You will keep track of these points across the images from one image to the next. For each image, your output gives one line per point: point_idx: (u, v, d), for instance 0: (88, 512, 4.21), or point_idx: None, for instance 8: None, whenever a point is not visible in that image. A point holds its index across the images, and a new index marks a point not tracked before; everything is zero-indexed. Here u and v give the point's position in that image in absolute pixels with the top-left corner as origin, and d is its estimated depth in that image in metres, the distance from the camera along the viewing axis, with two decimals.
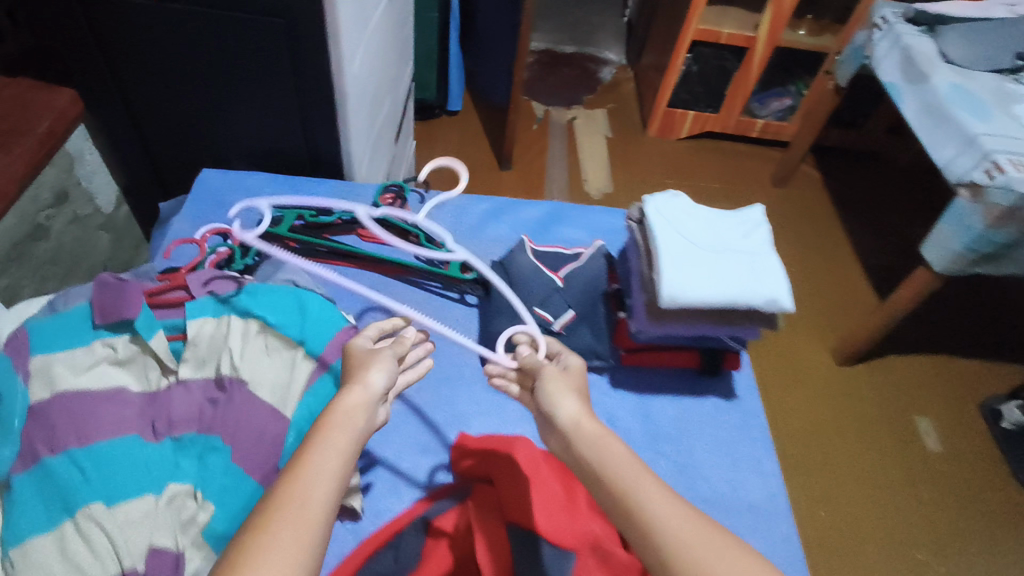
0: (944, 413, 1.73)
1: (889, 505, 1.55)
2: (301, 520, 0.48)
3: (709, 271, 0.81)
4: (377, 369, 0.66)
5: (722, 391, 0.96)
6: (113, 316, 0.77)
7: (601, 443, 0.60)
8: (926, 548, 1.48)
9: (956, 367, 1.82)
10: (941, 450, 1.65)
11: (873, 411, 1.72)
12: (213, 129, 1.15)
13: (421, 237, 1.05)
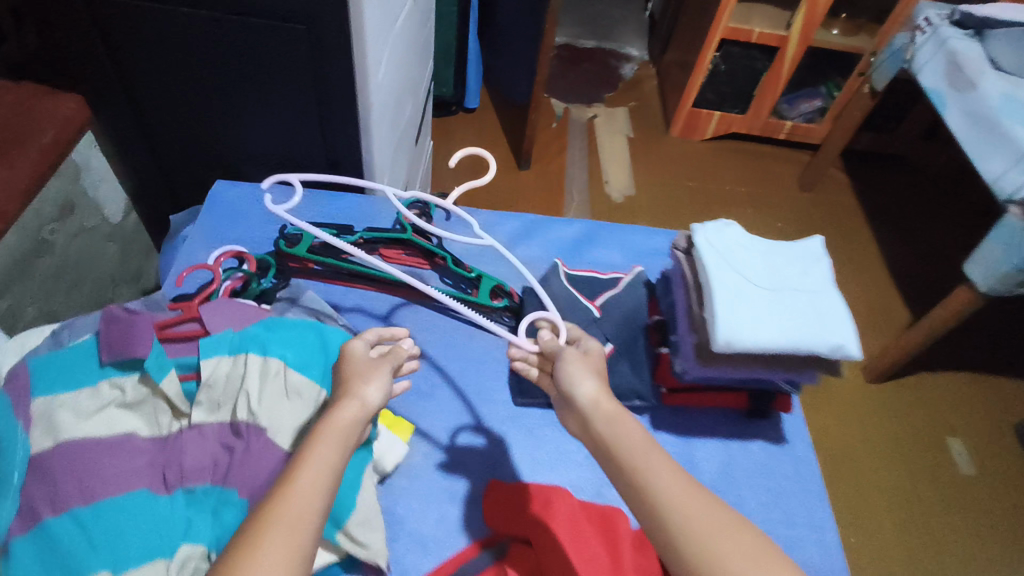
0: (980, 435, 1.65)
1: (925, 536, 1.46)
2: (293, 523, 0.51)
3: (764, 310, 0.75)
4: (371, 377, 0.67)
5: (771, 435, 0.89)
6: (121, 354, 0.71)
7: (614, 432, 0.61)
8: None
9: (993, 387, 1.73)
10: (975, 474, 1.58)
11: (907, 433, 1.64)
12: (226, 137, 1.08)
13: (448, 259, 0.98)
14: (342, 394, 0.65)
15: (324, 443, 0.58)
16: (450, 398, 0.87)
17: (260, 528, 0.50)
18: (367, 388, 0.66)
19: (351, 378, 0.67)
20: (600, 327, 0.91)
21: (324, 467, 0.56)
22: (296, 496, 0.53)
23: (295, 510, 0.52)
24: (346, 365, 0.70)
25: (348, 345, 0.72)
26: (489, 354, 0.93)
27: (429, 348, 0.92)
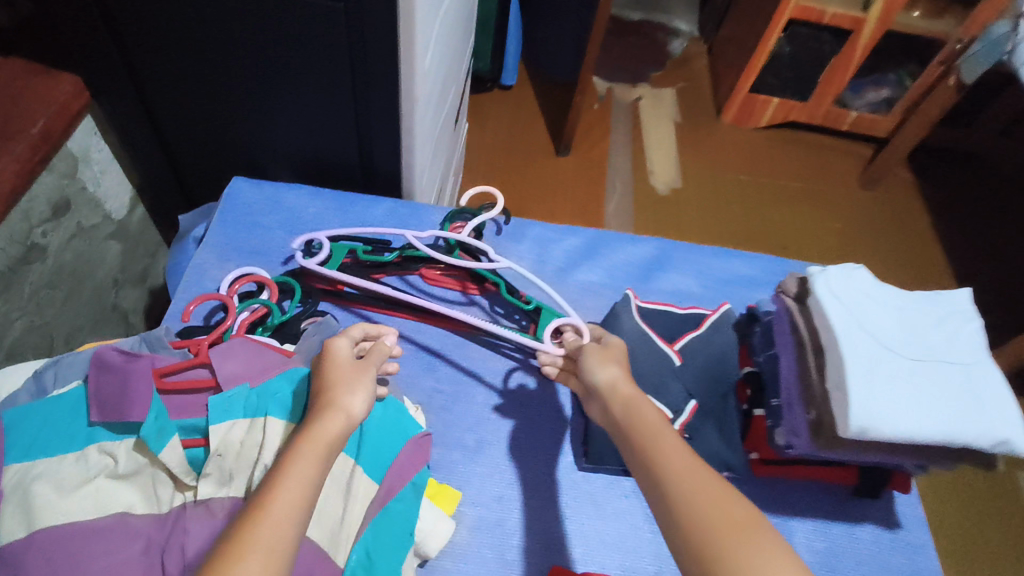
0: None
1: None
2: (268, 540, 0.42)
3: (889, 376, 0.61)
4: (359, 381, 0.57)
5: (883, 518, 0.74)
6: (114, 415, 0.59)
7: (628, 410, 0.58)
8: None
9: None
10: None
11: None
12: (245, 128, 0.93)
13: (500, 286, 0.84)
14: (321, 404, 0.54)
15: (304, 448, 0.49)
16: (503, 458, 0.73)
17: (230, 550, 0.41)
18: (352, 397, 0.55)
19: (335, 386, 0.55)
20: (681, 379, 0.76)
21: (304, 472, 0.47)
22: (272, 505, 0.44)
23: (272, 525, 0.43)
24: (322, 372, 0.58)
25: (329, 345, 0.60)
26: (548, 403, 0.78)
27: (479, 394, 0.78)
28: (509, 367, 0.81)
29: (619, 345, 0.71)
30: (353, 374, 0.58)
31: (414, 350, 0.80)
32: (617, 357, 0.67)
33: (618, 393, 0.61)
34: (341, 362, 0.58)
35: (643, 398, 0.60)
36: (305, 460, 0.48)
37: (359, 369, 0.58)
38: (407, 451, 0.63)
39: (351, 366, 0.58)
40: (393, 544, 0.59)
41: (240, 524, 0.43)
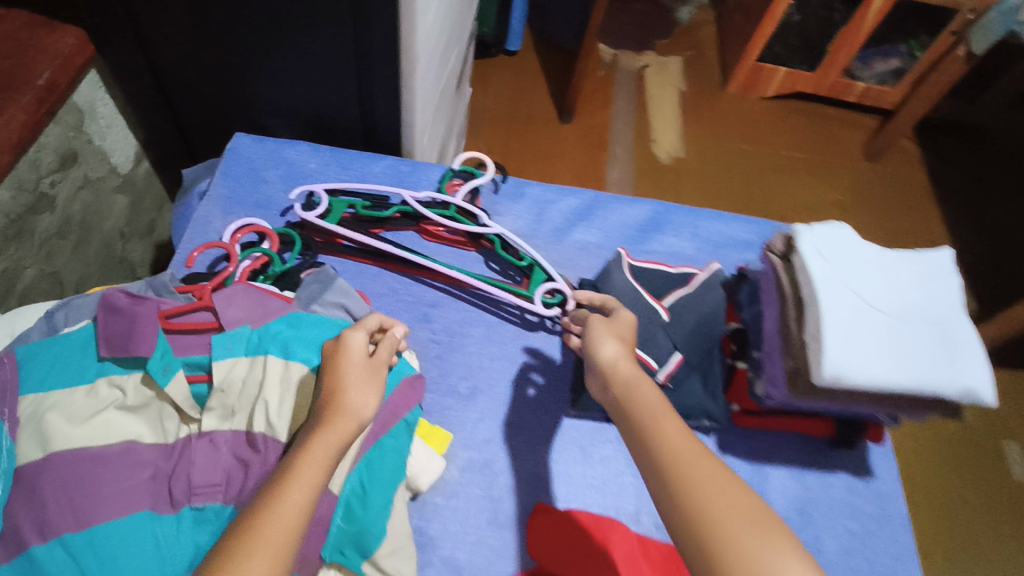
0: None
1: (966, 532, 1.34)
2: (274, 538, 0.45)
3: (867, 335, 0.63)
4: (369, 385, 0.59)
5: (856, 466, 0.78)
6: (120, 352, 0.61)
7: (634, 396, 0.59)
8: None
9: None
10: None
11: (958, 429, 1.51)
12: (248, 84, 0.95)
13: (495, 244, 0.86)
14: (331, 401, 0.57)
15: (311, 450, 0.52)
16: (493, 404, 0.77)
17: (239, 546, 0.44)
18: (363, 401, 0.57)
19: (346, 387, 0.58)
20: (669, 333, 0.79)
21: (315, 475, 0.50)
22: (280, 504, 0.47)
23: (278, 523, 0.46)
24: (332, 366, 0.60)
25: (345, 337, 0.62)
26: (539, 355, 0.81)
27: (472, 344, 0.80)
28: (502, 322, 0.83)
29: (629, 319, 0.71)
30: (364, 374, 0.60)
31: (410, 303, 0.83)
32: (626, 336, 0.67)
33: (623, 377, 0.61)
34: (353, 359, 0.60)
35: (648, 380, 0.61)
36: (312, 462, 0.51)
37: (370, 373, 0.60)
38: (400, 393, 0.66)
39: (362, 366, 0.60)
40: (386, 477, 0.62)
41: (250, 517, 0.46)
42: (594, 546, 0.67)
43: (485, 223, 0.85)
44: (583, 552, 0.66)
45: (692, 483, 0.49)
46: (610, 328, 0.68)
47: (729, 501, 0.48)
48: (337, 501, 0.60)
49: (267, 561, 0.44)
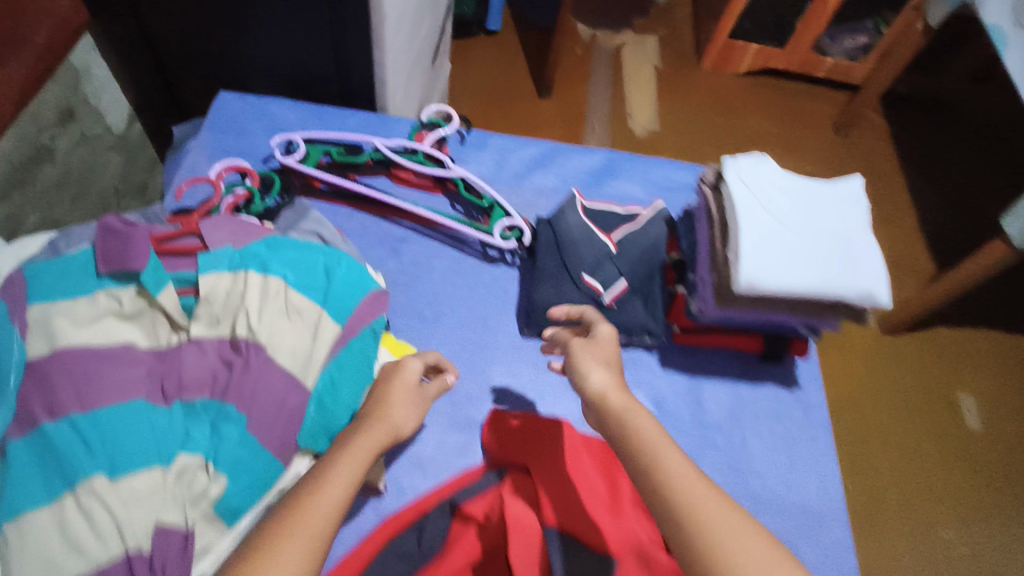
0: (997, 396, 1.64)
1: (913, 471, 1.51)
2: (312, 524, 0.48)
3: (782, 248, 0.71)
4: (409, 408, 0.64)
5: (782, 379, 0.86)
6: (117, 266, 0.70)
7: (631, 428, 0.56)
8: (953, 528, 1.44)
9: (1007, 344, 1.71)
10: (981, 429, 1.59)
11: (910, 380, 1.64)
12: (231, 44, 1.02)
13: (459, 186, 0.93)
14: (373, 414, 0.62)
15: (352, 451, 0.56)
16: (455, 325, 0.85)
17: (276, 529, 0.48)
18: (400, 417, 0.63)
19: (390, 403, 0.63)
20: (615, 263, 0.86)
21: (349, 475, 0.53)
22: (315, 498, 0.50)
23: (317, 511, 0.49)
24: (382, 386, 0.66)
25: (404, 362, 0.67)
26: (499, 285, 0.89)
27: (437, 275, 0.89)
28: (465, 256, 0.91)
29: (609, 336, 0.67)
30: (406, 398, 0.65)
31: (381, 239, 0.91)
32: (611, 358, 0.64)
33: (615, 406, 0.59)
34: (403, 383, 0.66)
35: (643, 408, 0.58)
36: (347, 462, 0.55)
37: (415, 402, 0.66)
38: (366, 304, 0.74)
39: (408, 390, 0.66)
40: (354, 376, 0.71)
41: (287, 509, 0.49)
42: (540, 436, 0.76)
43: (449, 167, 0.93)
44: (529, 441, 0.75)
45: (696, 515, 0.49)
46: (598, 347, 0.65)
47: (741, 549, 0.47)
48: (310, 396, 0.69)
49: (304, 538, 0.47)
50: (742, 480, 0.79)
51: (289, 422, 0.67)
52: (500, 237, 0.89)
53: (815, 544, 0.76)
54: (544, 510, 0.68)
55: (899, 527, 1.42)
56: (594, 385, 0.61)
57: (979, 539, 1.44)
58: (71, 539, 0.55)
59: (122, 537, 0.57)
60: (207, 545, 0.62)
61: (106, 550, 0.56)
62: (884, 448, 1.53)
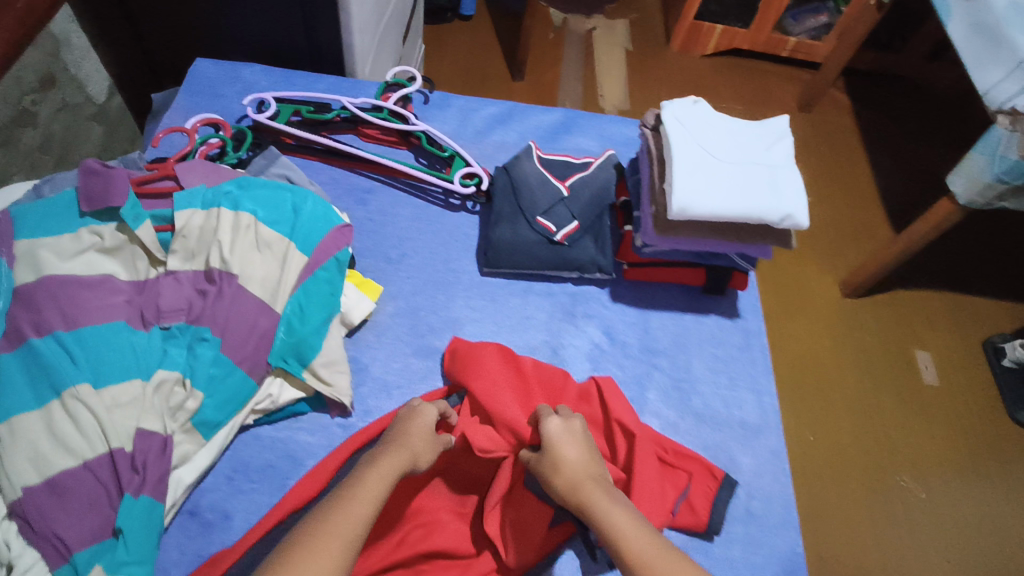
0: (955, 353, 1.64)
1: (874, 423, 1.52)
2: (345, 528, 0.54)
3: (712, 178, 0.77)
4: (428, 439, 0.68)
5: (725, 309, 0.93)
6: (98, 204, 0.74)
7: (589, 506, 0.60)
8: (910, 476, 1.45)
9: (971, 305, 1.71)
10: (938, 384, 1.59)
11: (872, 340, 1.65)
12: (204, 14, 1.07)
13: (422, 139, 0.99)
14: (393, 442, 0.66)
15: (381, 469, 0.61)
16: (418, 266, 0.91)
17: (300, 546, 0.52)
18: (419, 448, 0.66)
19: (410, 434, 0.67)
20: (567, 205, 0.91)
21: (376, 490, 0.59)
22: (341, 517, 0.54)
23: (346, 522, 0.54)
24: (404, 421, 0.69)
25: (422, 408, 0.71)
26: (459, 229, 0.95)
27: (401, 222, 0.95)
28: (429, 205, 0.97)
29: (557, 430, 0.67)
30: (423, 433, 0.69)
31: (348, 189, 0.96)
32: (570, 457, 0.65)
33: (585, 497, 0.61)
34: (423, 420, 0.70)
35: (609, 493, 0.61)
36: (373, 483, 0.59)
37: (434, 442, 0.69)
38: (332, 237, 0.80)
39: (427, 426, 0.69)
40: (319, 301, 0.77)
41: (313, 530, 0.53)
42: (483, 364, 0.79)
43: (412, 121, 0.98)
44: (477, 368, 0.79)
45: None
46: (559, 448, 0.66)
47: None
48: (279, 319, 0.75)
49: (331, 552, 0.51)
50: (685, 398, 0.85)
51: (260, 343, 0.73)
52: (460, 183, 0.95)
53: (753, 452, 0.82)
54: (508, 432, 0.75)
55: (861, 473, 1.44)
56: (558, 487, 0.63)
57: (941, 490, 1.44)
58: (60, 437, 0.61)
59: (106, 439, 0.62)
60: (184, 456, 0.69)
61: (93, 449, 0.61)
62: (849, 395, 1.55)
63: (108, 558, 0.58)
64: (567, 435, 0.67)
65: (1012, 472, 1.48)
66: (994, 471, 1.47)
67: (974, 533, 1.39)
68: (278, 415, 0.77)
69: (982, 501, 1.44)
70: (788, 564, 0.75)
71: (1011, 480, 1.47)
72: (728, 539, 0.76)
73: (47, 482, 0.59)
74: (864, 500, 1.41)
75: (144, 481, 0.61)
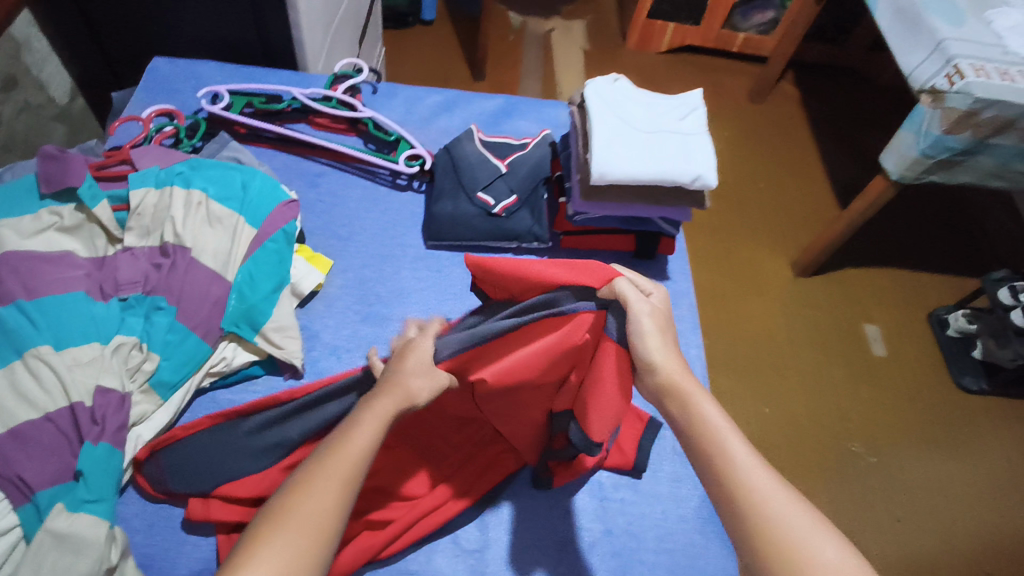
0: (901, 325, 1.71)
1: (825, 392, 1.58)
2: (342, 470, 0.50)
3: (629, 147, 0.84)
4: (425, 373, 0.66)
5: (655, 273, 1.00)
6: (57, 185, 0.80)
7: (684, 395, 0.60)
8: (861, 442, 1.50)
9: (914, 280, 1.79)
10: (886, 355, 1.65)
11: (824, 317, 1.71)
12: (159, 14, 1.12)
13: (369, 125, 1.05)
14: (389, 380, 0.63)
15: (383, 400, 0.59)
16: (366, 243, 0.97)
17: (300, 481, 0.49)
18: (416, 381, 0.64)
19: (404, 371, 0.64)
20: (505, 181, 0.98)
21: (378, 424, 0.55)
22: (344, 450, 0.52)
23: (349, 457, 0.51)
24: (398, 359, 0.67)
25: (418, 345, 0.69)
26: (406, 207, 1.02)
27: (351, 203, 1.01)
28: (377, 186, 1.03)
29: (659, 300, 0.67)
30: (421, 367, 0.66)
31: (300, 174, 1.02)
32: (664, 331, 0.64)
33: (684, 390, 0.60)
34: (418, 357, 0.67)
35: (708, 396, 0.60)
36: (377, 414, 0.56)
37: (431, 378, 0.66)
38: (280, 211, 0.86)
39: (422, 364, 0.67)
40: (268, 270, 0.83)
41: (314, 465, 0.51)
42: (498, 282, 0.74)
43: (359, 108, 1.05)
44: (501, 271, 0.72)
45: (734, 468, 0.54)
46: (649, 333, 0.63)
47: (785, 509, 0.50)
48: (231, 287, 0.81)
49: (338, 484, 0.49)
50: None
51: (213, 310, 0.79)
52: (405, 164, 1.02)
53: None
54: (572, 323, 0.66)
55: (812, 439, 1.50)
56: (648, 364, 0.63)
57: (891, 453, 1.49)
58: (22, 392, 0.66)
59: (67, 394, 0.67)
60: (142, 414, 0.73)
61: (54, 403, 0.66)
62: (800, 367, 1.62)
63: (69, 497, 0.62)
64: (656, 314, 0.65)
65: (957, 435, 1.53)
66: (942, 434, 1.53)
67: (923, 494, 1.44)
68: (232, 380, 0.82)
69: (931, 462, 1.49)
70: (706, 497, 0.83)
71: (957, 441, 1.52)
72: (654, 476, 0.84)
73: (10, 431, 0.64)
74: (816, 464, 1.46)
75: (103, 430, 0.66)
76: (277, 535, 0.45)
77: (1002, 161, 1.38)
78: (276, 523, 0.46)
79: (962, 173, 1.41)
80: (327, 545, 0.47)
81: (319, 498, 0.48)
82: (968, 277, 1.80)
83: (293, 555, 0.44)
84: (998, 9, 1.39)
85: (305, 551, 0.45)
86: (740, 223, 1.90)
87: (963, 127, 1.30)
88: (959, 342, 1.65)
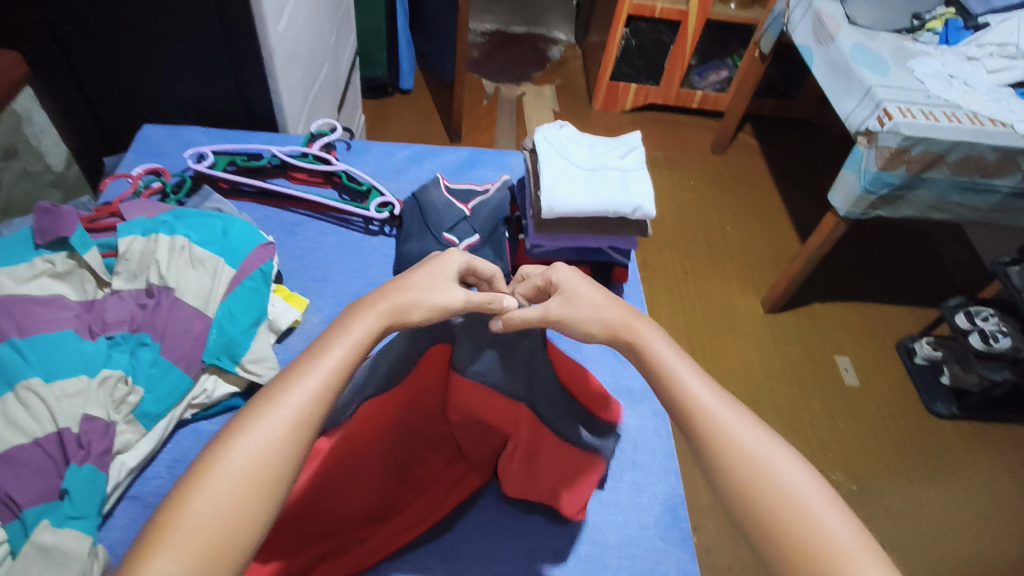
0: (870, 355, 1.76)
1: (801, 423, 1.60)
2: (289, 415, 0.54)
3: (576, 185, 0.93)
4: (431, 286, 0.70)
5: None
6: (51, 235, 0.87)
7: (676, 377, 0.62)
8: (841, 471, 1.50)
9: (877, 311, 1.86)
10: (858, 383, 1.69)
11: (796, 351, 1.76)
12: (151, 87, 1.23)
13: (342, 177, 1.15)
14: (388, 295, 0.67)
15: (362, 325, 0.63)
16: (340, 284, 1.04)
17: (236, 428, 0.53)
18: (410, 294, 0.68)
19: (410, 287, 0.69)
20: (469, 222, 1.05)
21: (339, 358, 0.59)
22: (297, 391, 0.55)
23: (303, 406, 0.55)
24: (421, 266, 0.73)
25: (448, 253, 0.75)
26: (378, 250, 1.10)
27: (326, 247, 1.09)
28: (351, 232, 1.12)
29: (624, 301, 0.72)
30: (432, 283, 0.70)
31: (278, 224, 1.10)
32: (599, 301, 0.71)
33: (670, 375, 0.63)
34: (442, 265, 0.73)
35: (695, 373, 0.63)
36: (343, 345, 0.60)
37: (432, 284, 0.70)
38: (258, 252, 0.95)
39: (438, 272, 0.72)
40: (245, 303, 0.90)
41: (259, 408, 0.54)
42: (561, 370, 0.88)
43: (333, 161, 1.14)
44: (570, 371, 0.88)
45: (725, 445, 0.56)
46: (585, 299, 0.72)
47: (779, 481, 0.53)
48: (211, 322, 0.87)
49: (282, 432, 0.53)
50: None
51: (194, 343, 0.84)
52: (376, 210, 1.11)
53: (637, 415, 0.96)
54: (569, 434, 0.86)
55: None
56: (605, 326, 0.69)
57: (870, 480, 1.49)
58: (12, 421, 0.70)
59: (55, 421, 0.72)
60: (125, 443, 0.77)
61: (43, 430, 0.71)
62: (776, 399, 1.65)
63: (53, 514, 0.67)
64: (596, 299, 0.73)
65: (935, 460, 1.54)
66: (921, 460, 1.54)
67: (909, 522, 1.42)
68: (213, 411, 0.87)
69: (912, 489, 1.49)
70: (668, 504, 0.87)
71: (935, 464, 1.53)
72: (617, 486, 0.89)
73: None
74: None
75: (87, 453, 0.71)
76: (204, 488, 0.49)
77: (939, 194, 1.45)
78: (204, 473, 0.50)
79: (906, 207, 1.47)
80: (263, 499, 0.50)
81: (255, 444, 0.52)
82: (928, 308, 1.87)
83: (220, 509, 0.48)
84: (919, 59, 1.51)
85: (244, 502, 0.49)
86: (708, 264, 1.99)
87: (898, 162, 1.36)
88: (926, 369, 1.70)
